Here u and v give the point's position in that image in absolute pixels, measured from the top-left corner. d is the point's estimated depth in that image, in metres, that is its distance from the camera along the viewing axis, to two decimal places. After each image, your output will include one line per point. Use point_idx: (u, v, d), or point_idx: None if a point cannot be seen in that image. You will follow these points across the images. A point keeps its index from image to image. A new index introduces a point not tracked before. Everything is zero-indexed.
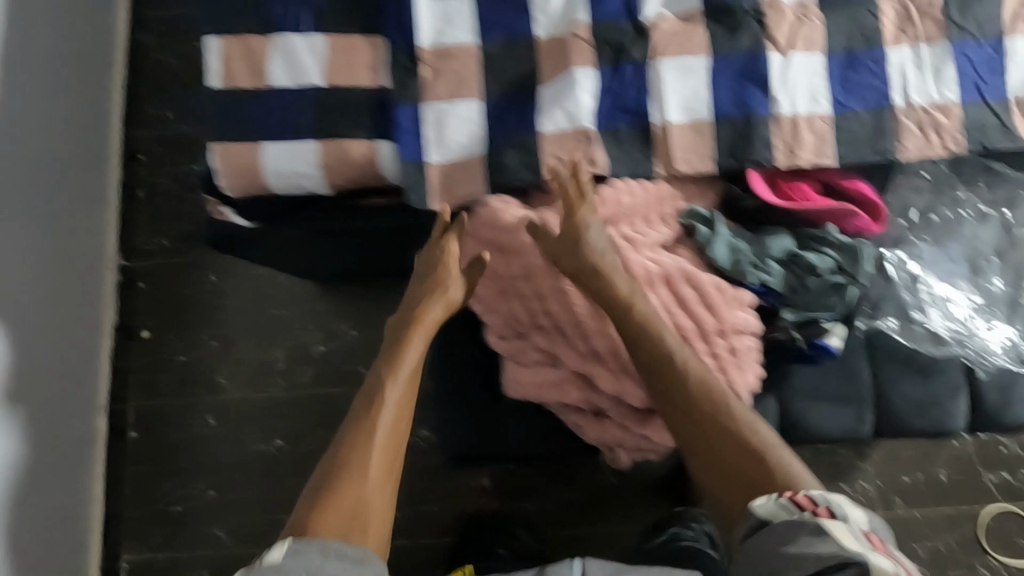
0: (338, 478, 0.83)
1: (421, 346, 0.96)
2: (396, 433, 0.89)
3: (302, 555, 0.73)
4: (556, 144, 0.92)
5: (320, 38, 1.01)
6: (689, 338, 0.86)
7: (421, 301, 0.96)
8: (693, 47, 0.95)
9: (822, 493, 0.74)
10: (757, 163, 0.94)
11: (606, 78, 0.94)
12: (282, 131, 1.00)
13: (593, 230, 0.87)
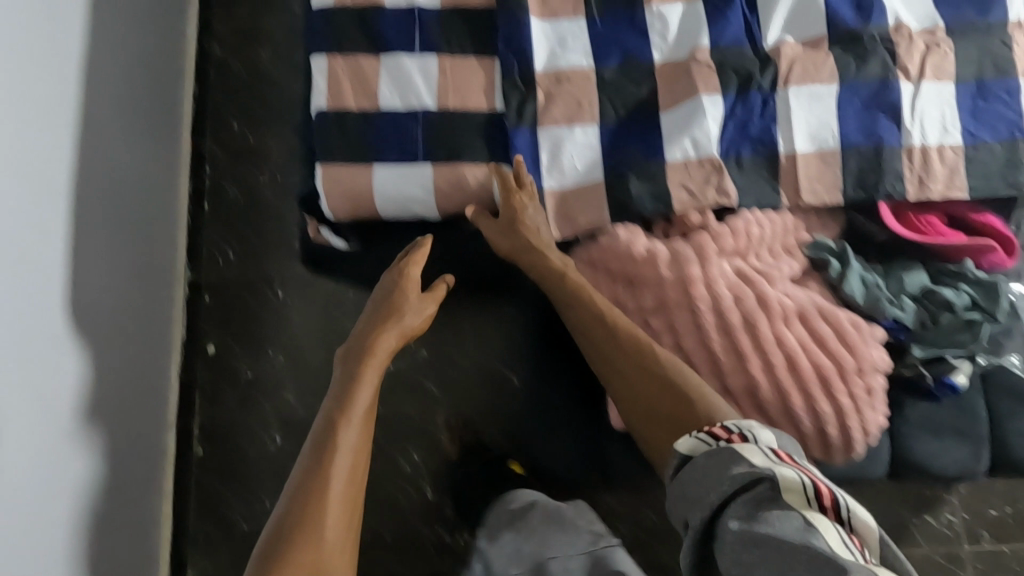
0: (299, 529, 0.78)
1: (377, 373, 0.96)
2: (354, 471, 0.86)
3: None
4: (681, 173, 0.89)
5: (432, 60, 0.99)
6: (832, 378, 0.81)
7: (376, 334, 0.98)
8: (821, 75, 0.93)
9: (736, 420, 0.70)
10: (888, 194, 0.91)
11: (732, 104, 0.92)
12: (392, 153, 0.97)
13: (531, 212, 0.92)
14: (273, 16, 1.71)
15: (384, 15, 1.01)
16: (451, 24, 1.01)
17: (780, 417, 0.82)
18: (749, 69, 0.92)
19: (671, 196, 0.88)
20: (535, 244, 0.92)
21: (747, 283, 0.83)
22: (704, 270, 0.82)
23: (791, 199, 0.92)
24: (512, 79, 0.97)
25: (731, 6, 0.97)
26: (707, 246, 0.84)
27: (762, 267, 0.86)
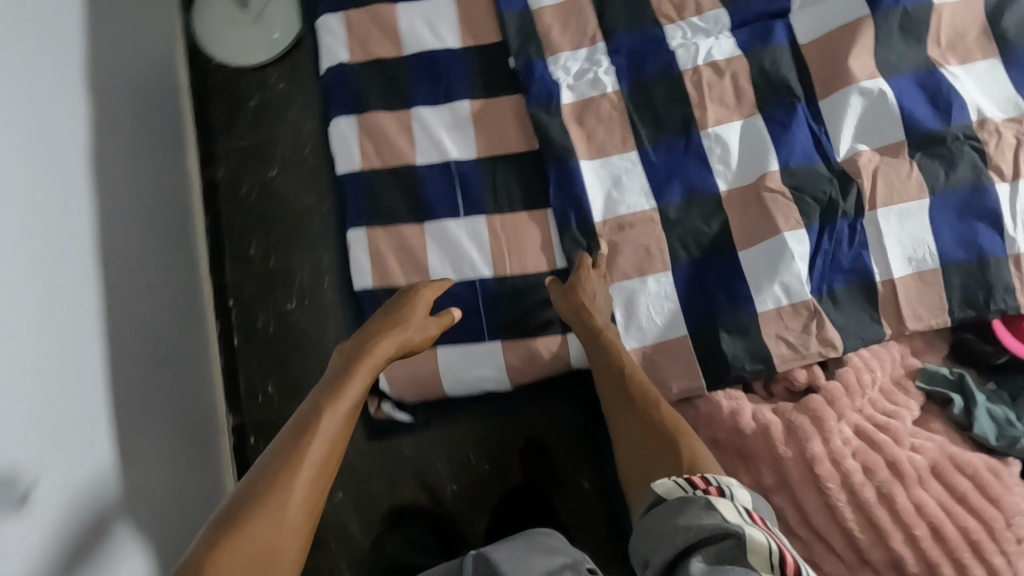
0: (242, 520, 0.61)
1: (370, 372, 0.78)
2: (327, 469, 0.68)
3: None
4: (777, 325, 0.82)
5: (480, 221, 0.93)
6: (981, 540, 0.72)
7: (376, 332, 0.82)
8: (908, 188, 0.85)
9: (717, 474, 0.67)
10: (999, 309, 0.83)
11: (818, 236, 0.84)
12: (455, 331, 0.91)
13: (598, 288, 0.86)
14: (281, 127, 1.64)
15: (422, 175, 0.95)
16: (494, 176, 0.94)
17: None
18: (830, 193, 0.85)
19: (770, 352, 0.81)
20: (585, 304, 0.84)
21: (873, 448, 0.76)
22: (826, 443, 0.75)
23: (894, 328, 0.84)
24: (571, 233, 0.90)
25: (795, 120, 0.89)
26: (822, 411, 0.76)
27: (883, 419, 0.79)
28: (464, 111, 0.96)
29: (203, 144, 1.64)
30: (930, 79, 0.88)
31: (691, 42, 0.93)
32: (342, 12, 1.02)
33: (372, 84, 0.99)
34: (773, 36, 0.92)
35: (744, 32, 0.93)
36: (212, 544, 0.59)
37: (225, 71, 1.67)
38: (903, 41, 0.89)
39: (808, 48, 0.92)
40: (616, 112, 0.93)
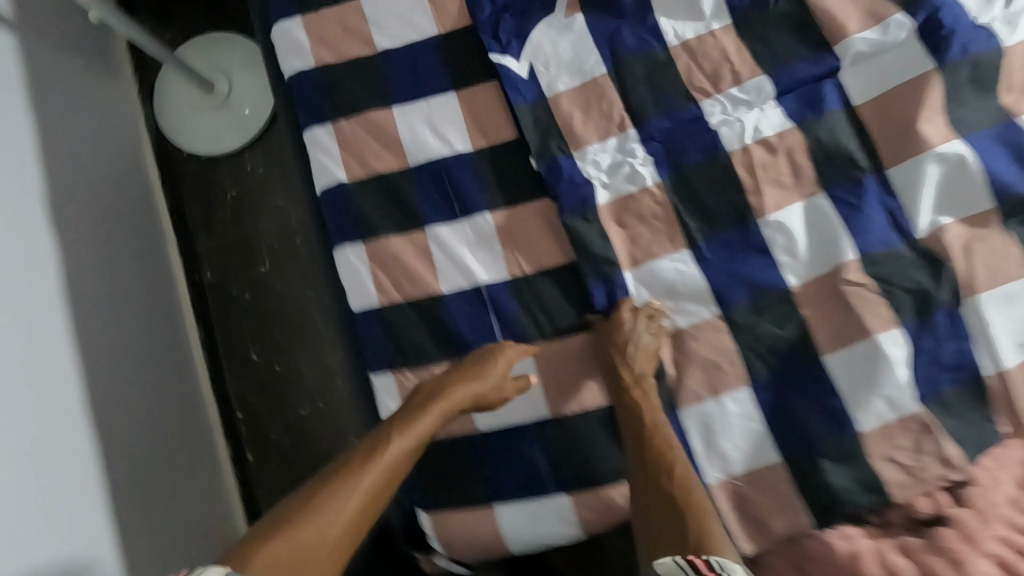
0: (289, 523, 0.63)
1: (440, 414, 0.75)
2: (377, 498, 0.69)
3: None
4: (885, 444, 0.73)
5: (524, 354, 0.82)
6: None
7: (457, 370, 0.78)
8: (1006, 264, 0.74)
9: (722, 556, 0.62)
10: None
11: (914, 334, 0.75)
12: (513, 486, 0.80)
13: (638, 335, 0.77)
14: (265, 216, 1.47)
15: (449, 305, 0.84)
16: (530, 296, 0.83)
17: None
18: (920, 283, 0.75)
19: (883, 478, 0.72)
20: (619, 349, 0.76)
21: None
22: None
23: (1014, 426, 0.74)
24: None
25: (867, 198, 0.78)
26: (958, 549, 0.64)
27: None
28: (485, 224, 0.85)
29: (182, 244, 1.46)
30: (1013, 132, 0.77)
31: (734, 117, 0.82)
32: (331, 125, 0.90)
33: (375, 202, 0.88)
34: (826, 99, 0.81)
35: (791, 98, 0.82)
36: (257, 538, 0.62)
37: (196, 163, 1.50)
38: (978, 93, 0.78)
39: (870, 108, 0.80)
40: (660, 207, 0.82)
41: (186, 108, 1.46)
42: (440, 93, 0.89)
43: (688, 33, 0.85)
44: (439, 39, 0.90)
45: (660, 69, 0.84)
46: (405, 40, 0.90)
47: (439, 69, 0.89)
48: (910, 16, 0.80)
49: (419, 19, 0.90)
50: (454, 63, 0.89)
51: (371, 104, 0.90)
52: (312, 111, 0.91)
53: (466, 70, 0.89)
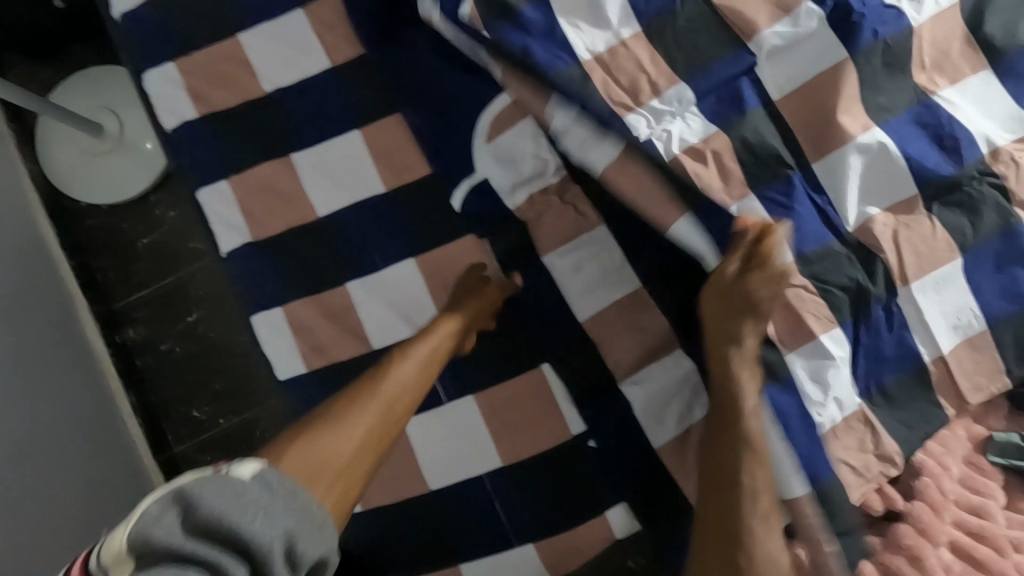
0: (313, 433, 0.55)
1: (445, 344, 0.71)
2: (398, 410, 0.61)
3: (275, 480, 0.48)
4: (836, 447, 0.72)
5: (469, 402, 0.78)
6: None
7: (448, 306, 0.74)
8: (936, 249, 0.74)
9: None
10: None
11: (854, 333, 0.74)
12: (475, 542, 0.77)
13: (763, 279, 0.65)
14: (185, 262, 1.34)
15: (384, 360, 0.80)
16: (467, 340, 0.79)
17: None
18: (857, 279, 0.74)
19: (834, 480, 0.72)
20: (741, 294, 0.66)
21: (975, 567, 0.69)
22: None
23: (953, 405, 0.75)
24: (577, 389, 0.76)
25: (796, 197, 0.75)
26: (917, 546, 0.69)
27: (977, 524, 0.70)
28: (411, 270, 0.80)
29: (96, 307, 1.33)
30: (927, 114, 0.77)
31: (658, 127, 0.77)
32: (227, 182, 0.83)
33: (289, 259, 0.82)
34: (747, 98, 0.78)
35: (711, 100, 0.79)
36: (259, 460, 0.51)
37: (99, 215, 1.36)
38: (890, 77, 0.77)
39: (788, 103, 0.78)
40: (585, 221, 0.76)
41: (77, 158, 1.32)
42: (343, 132, 0.82)
43: (599, 46, 0.78)
44: (332, 74, 0.83)
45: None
46: (298, 79, 0.83)
47: (339, 107, 0.82)
48: (820, 4, 0.76)
49: (309, 54, 0.83)
50: (354, 99, 0.82)
51: (269, 154, 0.83)
52: (206, 169, 0.84)
53: (368, 105, 0.82)
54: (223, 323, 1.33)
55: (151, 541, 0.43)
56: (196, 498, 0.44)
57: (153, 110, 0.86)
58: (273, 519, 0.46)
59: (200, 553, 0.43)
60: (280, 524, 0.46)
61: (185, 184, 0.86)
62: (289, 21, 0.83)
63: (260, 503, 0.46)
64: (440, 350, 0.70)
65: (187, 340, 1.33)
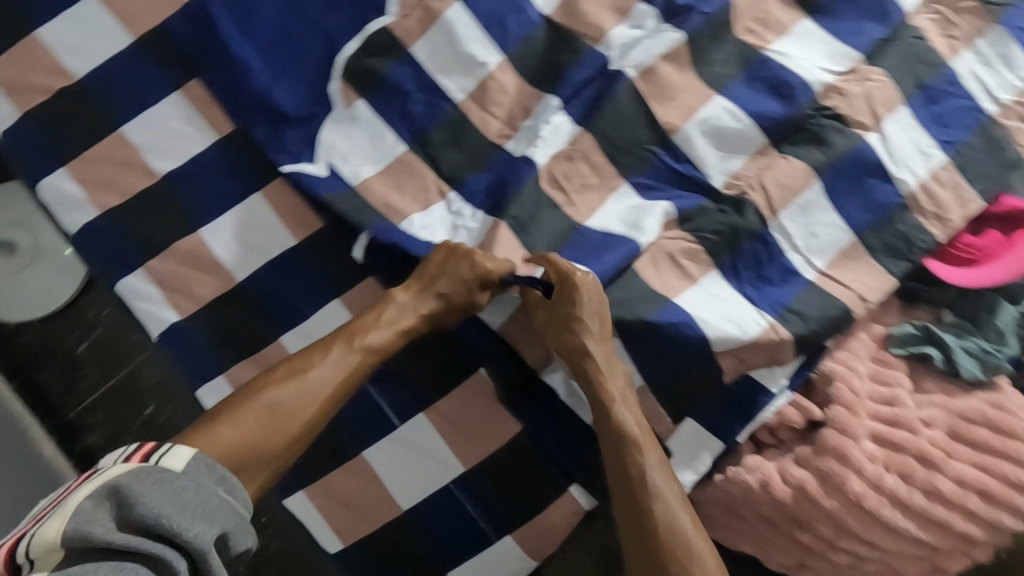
0: (238, 408, 0.66)
1: (363, 365, 0.72)
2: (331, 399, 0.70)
3: (200, 465, 0.58)
4: (705, 539, 0.68)
5: (420, 421, 0.81)
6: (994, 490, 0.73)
7: (374, 310, 0.74)
8: (798, 179, 0.82)
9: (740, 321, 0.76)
10: (923, 246, 0.82)
11: (735, 272, 0.81)
12: (457, 548, 0.81)
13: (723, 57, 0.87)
14: (127, 356, 1.33)
15: None
16: (402, 365, 0.82)
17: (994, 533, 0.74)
18: (728, 221, 0.81)
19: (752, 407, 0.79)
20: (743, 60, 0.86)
21: (896, 449, 0.75)
22: (860, 475, 0.73)
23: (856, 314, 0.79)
24: (513, 386, 0.80)
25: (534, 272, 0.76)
26: (842, 445, 0.74)
27: (889, 412, 0.77)
28: (341, 311, 0.84)
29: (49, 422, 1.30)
30: (761, 69, 0.86)
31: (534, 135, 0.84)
32: (142, 270, 0.85)
33: (219, 330, 0.85)
34: (512, 179, 0.81)
35: (481, 184, 0.83)
36: (229, 409, 0.66)
37: (30, 331, 1.33)
38: (720, 47, 0.87)
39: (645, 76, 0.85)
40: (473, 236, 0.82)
41: None
42: (243, 199, 0.86)
43: (469, 85, 0.85)
44: (220, 149, 0.87)
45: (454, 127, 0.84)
46: (188, 158, 0.86)
47: (236, 175, 0.86)
48: (648, 4, 0.88)
49: (195, 132, 0.87)
50: (249, 165, 0.86)
51: (177, 234, 0.85)
52: (117, 262, 0.85)
53: (261, 169, 0.86)
54: (182, 405, 1.33)
55: (91, 539, 0.47)
56: (137, 498, 0.50)
57: (54, 217, 0.88)
58: (211, 516, 0.53)
59: (146, 546, 0.49)
60: (214, 518, 0.54)
61: (103, 282, 0.87)
62: (168, 104, 0.87)
63: (195, 503, 0.53)
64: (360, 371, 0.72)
65: (150, 429, 1.32)
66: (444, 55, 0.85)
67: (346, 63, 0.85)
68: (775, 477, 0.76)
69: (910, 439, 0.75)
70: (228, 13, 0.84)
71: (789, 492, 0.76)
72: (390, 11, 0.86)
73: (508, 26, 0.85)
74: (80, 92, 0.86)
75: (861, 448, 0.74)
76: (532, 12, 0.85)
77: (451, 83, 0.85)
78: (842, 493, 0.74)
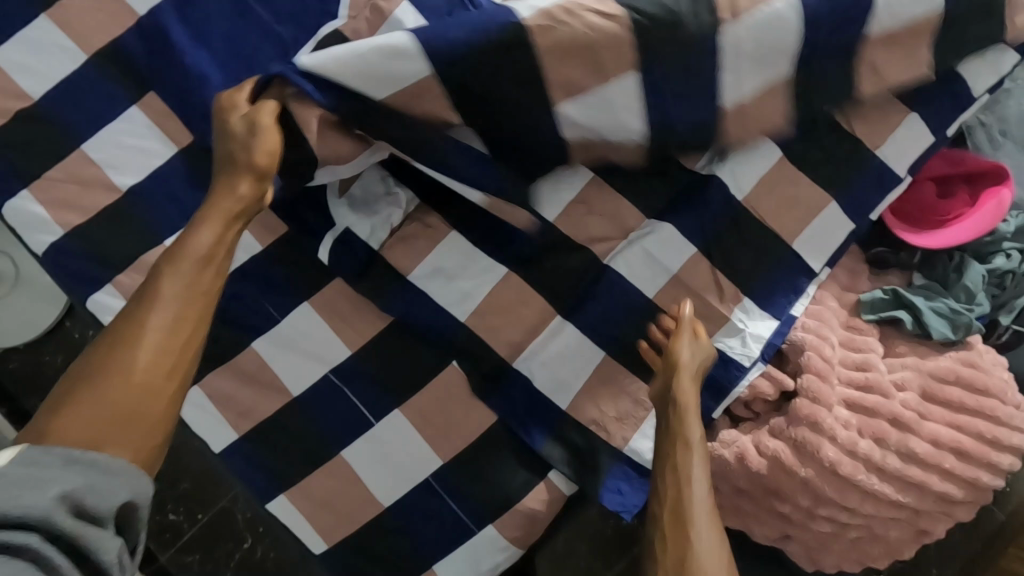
0: (72, 385, 0.53)
1: (201, 275, 0.61)
2: (186, 319, 0.58)
3: (30, 453, 0.48)
4: (701, 424, 0.72)
5: (396, 417, 0.81)
6: (967, 448, 0.74)
7: (189, 232, 0.63)
8: (754, 154, 0.83)
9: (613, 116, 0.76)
10: (873, 214, 0.85)
11: (700, 246, 0.83)
12: (441, 542, 0.81)
13: None
14: None
15: (308, 405, 0.82)
16: (376, 362, 0.82)
17: (972, 491, 0.74)
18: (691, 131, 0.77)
19: (725, 381, 0.80)
20: None
21: (869, 414, 0.75)
22: (834, 442, 0.73)
23: (802, 287, 0.83)
24: (487, 375, 0.81)
25: (315, 74, 0.70)
26: (814, 413, 0.74)
27: (863, 378, 0.77)
28: (309, 314, 0.83)
29: None
30: None
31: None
32: (111, 286, 0.85)
33: None
34: None
35: None
36: (48, 411, 0.52)
37: (19, 356, 1.34)
38: None
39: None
40: (436, 231, 0.82)
41: None
42: None
43: None
44: (183, 160, 0.87)
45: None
46: (151, 172, 0.87)
47: (199, 185, 0.87)
48: None
49: (156, 145, 0.87)
50: (211, 174, 0.87)
51: (143, 248, 0.86)
52: (87, 280, 0.86)
53: None
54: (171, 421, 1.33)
55: None
56: None
57: (20, 239, 0.88)
58: (44, 487, 0.46)
59: None
60: (48, 490, 0.46)
61: (73, 300, 0.88)
62: (126, 119, 0.87)
63: (19, 480, 0.46)
64: (194, 280, 0.60)
65: None
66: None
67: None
68: (750, 449, 0.77)
69: (883, 402, 0.75)
70: (183, 29, 0.86)
71: (764, 463, 0.76)
72: (341, 15, 0.86)
73: (460, 20, 0.86)
74: (39, 113, 0.87)
75: (834, 416, 0.74)
76: (484, 3, 0.86)
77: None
78: (816, 461, 0.74)
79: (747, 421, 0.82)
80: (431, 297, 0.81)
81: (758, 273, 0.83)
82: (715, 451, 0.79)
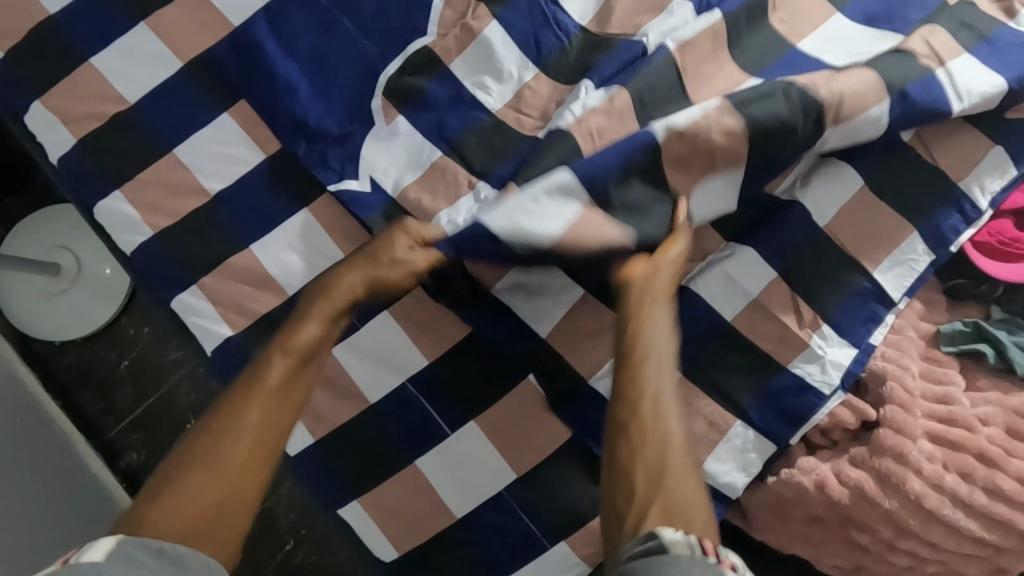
0: (169, 474, 0.58)
1: (301, 369, 0.67)
2: (279, 410, 0.64)
3: (131, 548, 0.52)
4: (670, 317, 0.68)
5: (471, 430, 0.82)
6: None
7: (299, 321, 0.70)
8: (835, 181, 0.84)
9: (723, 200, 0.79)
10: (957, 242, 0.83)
11: (781, 271, 0.83)
12: (509, 556, 0.81)
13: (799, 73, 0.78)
14: (166, 375, 1.34)
15: (384, 414, 0.83)
16: (453, 373, 0.83)
17: None
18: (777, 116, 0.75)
19: (804, 408, 0.80)
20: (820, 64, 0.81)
21: (954, 448, 0.74)
22: (919, 475, 0.73)
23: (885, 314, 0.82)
24: (562, 393, 0.81)
25: (500, 238, 0.72)
26: (899, 445, 0.74)
27: (946, 411, 0.76)
28: (388, 322, 0.84)
29: (93, 439, 1.32)
30: (797, 60, 0.85)
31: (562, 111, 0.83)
32: (195, 287, 0.87)
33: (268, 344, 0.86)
34: None
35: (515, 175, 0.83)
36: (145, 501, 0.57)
37: (74, 350, 1.35)
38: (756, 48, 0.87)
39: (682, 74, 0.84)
40: None
41: (38, 302, 1.31)
42: (291, 215, 0.88)
43: (508, 96, 0.87)
44: (268, 168, 0.89)
45: (490, 135, 0.85)
46: (237, 178, 0.89)
47: (283, 193, 0.89)
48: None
49: (243, 152, 0.89)
50: (296, 182, 0.89)
51: (226, 251, 0.88)
52: (171, 281, 0.88)
53: (308, 185, 0.89)
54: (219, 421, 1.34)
55: None
56: None
57: (108, 239, 0.90)
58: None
59: None
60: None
61: (156, 299, 0.90)
62: (215, 127, 0.89)
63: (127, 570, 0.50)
64: (296, 374, 0.67)
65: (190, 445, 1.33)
66: (484, 67, 0.87)
67: (389, 82, 0.88)
68: (830, 478, 0.76)
69: (969, 437, 0.74)
70: (275, 42, 0.89)
71: (845, 493, 0.75)
72: (430, 32, 0.89)
73: (546, 41, 0.88)
74: (132, 118, 0.89)
75: (918, 448, 0.74)
76: (569, 25, 0.88)
77: (489, 93, 0.87)
78: (900, 493, 0.73)
79: (824, 449, 0.81)
80: (512, 312, 0.82)
81: (838, 301, 0.82)
82: (792, 478, 0.79)
